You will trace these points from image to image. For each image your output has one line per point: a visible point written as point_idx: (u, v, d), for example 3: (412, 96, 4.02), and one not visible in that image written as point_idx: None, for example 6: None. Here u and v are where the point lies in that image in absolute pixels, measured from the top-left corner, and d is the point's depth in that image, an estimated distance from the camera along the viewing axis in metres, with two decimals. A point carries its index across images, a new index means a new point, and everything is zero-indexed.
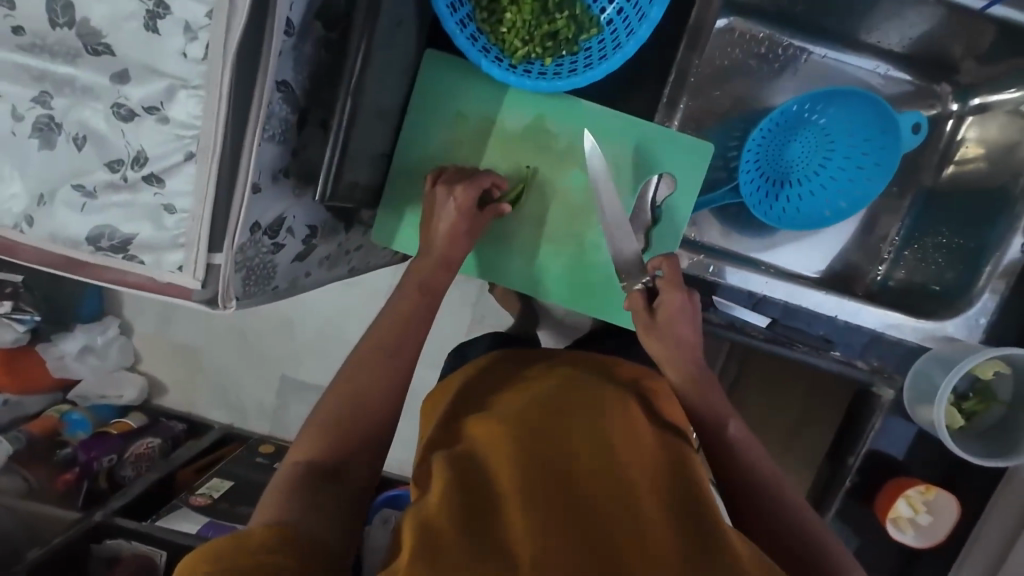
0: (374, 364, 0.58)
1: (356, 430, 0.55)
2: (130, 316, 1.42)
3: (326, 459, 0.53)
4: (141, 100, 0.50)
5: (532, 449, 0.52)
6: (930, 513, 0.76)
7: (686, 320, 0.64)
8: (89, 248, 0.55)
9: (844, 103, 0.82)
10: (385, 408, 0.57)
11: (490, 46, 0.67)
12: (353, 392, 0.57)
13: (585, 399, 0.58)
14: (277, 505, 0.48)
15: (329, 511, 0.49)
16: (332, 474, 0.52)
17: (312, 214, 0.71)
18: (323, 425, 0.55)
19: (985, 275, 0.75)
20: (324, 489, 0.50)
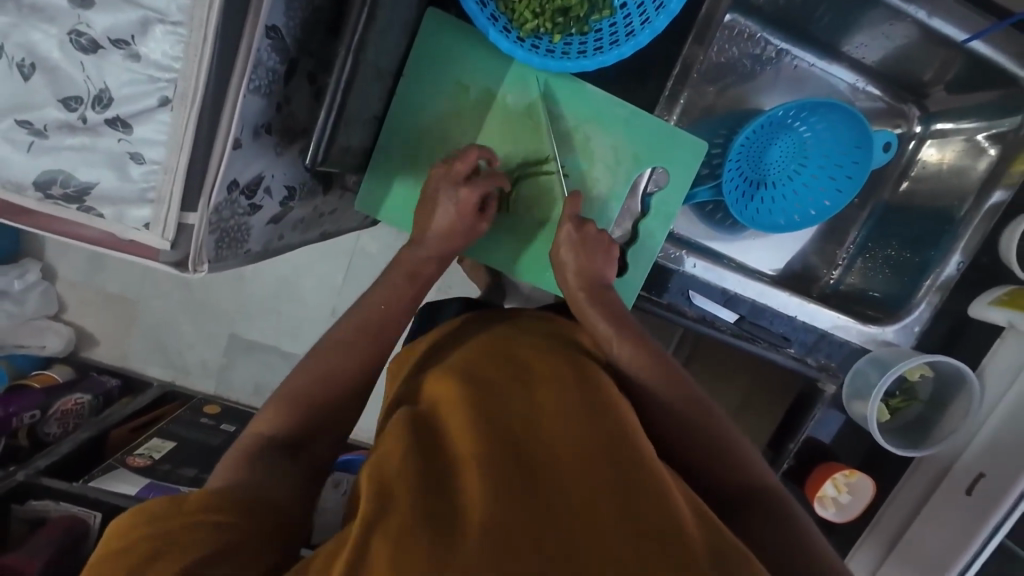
0: (333, 352, 0.58)
1: (326, 396, 0.56)
2: (54, 260, 1.28)
3: (281, 431, 0.54)
4: (106, 30, 0.44)
5: (489, 412, 0.51)
6: (850, 494, 0.85)
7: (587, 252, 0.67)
8: (36, 194, 0.48)
9: (824, 114, 0.86)
10: (347, 378, 0.57)
11: (498, 14, 0.63)
12: (325, 356, 0.58)
13: (547, 364, 0.58)
14: (228, 472, 0.49)
15: (280, 475, 0.50)
16: (293, 448, 0.53)
17: (291, 174, 0.66)
18: (281, 397, 0.56)
19: (925, 287, 0.84)
20: (278, 457, 0.51)
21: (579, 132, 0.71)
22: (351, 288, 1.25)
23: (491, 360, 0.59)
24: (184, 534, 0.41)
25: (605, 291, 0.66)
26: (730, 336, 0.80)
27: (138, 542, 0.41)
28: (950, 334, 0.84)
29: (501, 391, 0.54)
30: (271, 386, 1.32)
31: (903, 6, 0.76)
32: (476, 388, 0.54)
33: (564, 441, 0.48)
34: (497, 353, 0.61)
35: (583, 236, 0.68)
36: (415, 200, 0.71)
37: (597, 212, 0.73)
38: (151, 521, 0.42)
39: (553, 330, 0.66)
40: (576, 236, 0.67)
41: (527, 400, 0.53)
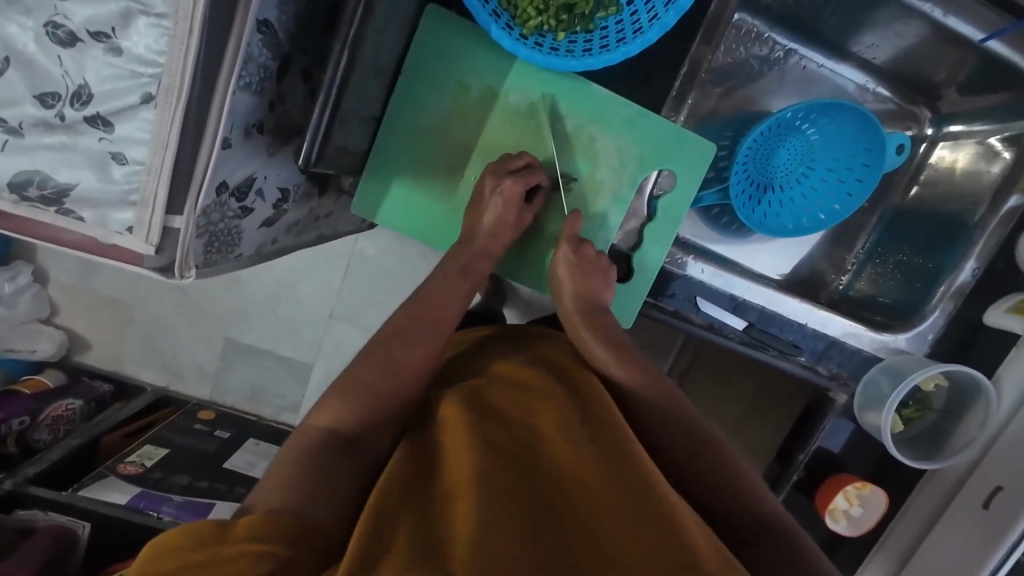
0: (391, 349, 0.56)
1: (368, 402, 0.52)
2: (45, 263, 1.25)
3: (337, 428, 0.51)
4: (85, 23, 0.41)
5: (492, 439, 0.49)
6: (861, 507, 0.83)
7: (583, 273, 0.65)
8: (12, 196, 0.46)
9: (833, 116, 0.84)
10: (392, 383, 0.54)
11: (500, 10, 0.61)
12: (384, 353, 0.56)
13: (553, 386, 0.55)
14: (281, 478, 0.45)
15: (332, 484, 0.46)
16: (352, 443, 0.50)
17: (285, 176, 0.63)
18: (343, 390, 0.54)
19: (939, 294, 0.81)
20: (334, 461, 0.48)
21: (583, 134, 0.69)
22: (348, 293, 1.23)
23: (497, 383, 0.57)
24: (236, 563, 0.38)
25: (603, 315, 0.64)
26: (737, 344, 0.78)
27: (185, 569, 0.38)
28: (965, 342, 0.82)
29: (504, 419, 0.52)
30: (265, 391, 1.29)
31: (917, 4, 0.74)
32: (479, 412, 0.52)
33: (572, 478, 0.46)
34: (501, 373, 0.58)
35: (580, 257, 0.65)
36: (414, 203, 0.69)
37: (601, 216, 0.71)
38: (201, 547, 0.38)
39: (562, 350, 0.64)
40: (574, 257, 0.65)
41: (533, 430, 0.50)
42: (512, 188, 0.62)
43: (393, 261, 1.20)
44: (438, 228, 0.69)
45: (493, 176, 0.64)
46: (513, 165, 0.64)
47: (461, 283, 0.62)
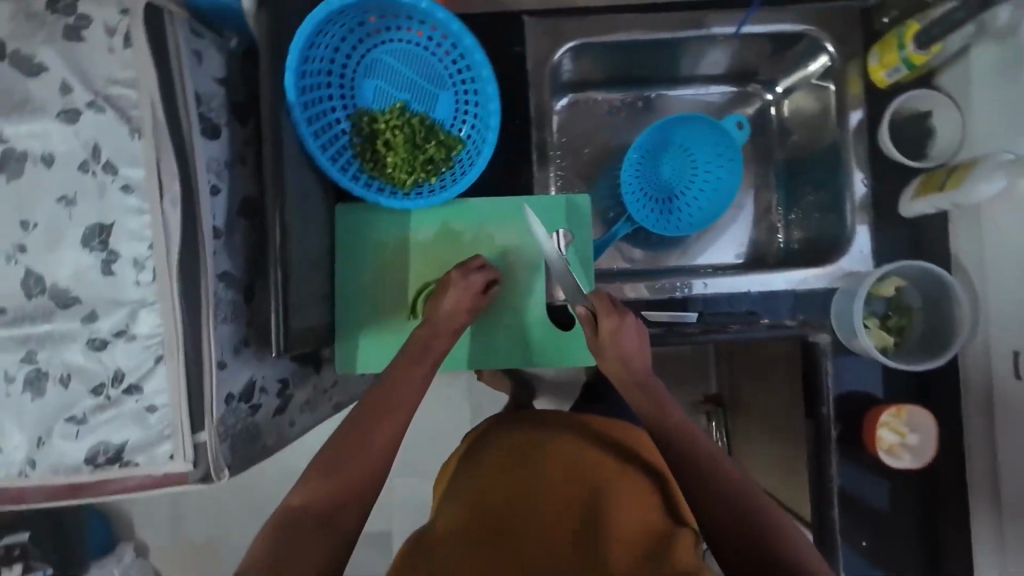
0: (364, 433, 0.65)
1: (342, 479, 0.61)
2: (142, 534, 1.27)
3: (311, 506, 0.59)
4: (110, 329, 0.61)
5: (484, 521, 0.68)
6: (917, 432, 0.80)
7: (616, 336, 0.71)
8: (88, 469, 0.61)
9: (681, 124, 0.98)
10: (367, 465, 0.63)
11: (384, 185, 0.81)
12: (351, 444, 0.64)
13: (538, 463, 0.73)
14: (263, 548, 0.54)
15: (311, 550, 0.55)
16: (324, 521, 0.58)
17: (279, 368, 0.80)
18: (319, 471, 0.62)
19: (850, 212, 0.86)
20: (312, 531, 0.56)
21: (484, 233, 0.84)
22: None
23: (502, 452, 0.75)
24: None
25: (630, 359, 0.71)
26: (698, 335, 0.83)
27: None
28: (907, 239, 0.85)
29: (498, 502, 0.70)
30: None
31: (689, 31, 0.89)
32: (479, 495, 0.71)
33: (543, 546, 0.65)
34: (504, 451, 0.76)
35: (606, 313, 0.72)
36: (382, 342, 0.84)
37: (529, 284, 0.84)
38: None
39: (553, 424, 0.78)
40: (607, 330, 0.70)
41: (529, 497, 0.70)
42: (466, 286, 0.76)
43: None
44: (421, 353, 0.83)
45: (460, 271, 0.78)
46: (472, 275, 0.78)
47: None
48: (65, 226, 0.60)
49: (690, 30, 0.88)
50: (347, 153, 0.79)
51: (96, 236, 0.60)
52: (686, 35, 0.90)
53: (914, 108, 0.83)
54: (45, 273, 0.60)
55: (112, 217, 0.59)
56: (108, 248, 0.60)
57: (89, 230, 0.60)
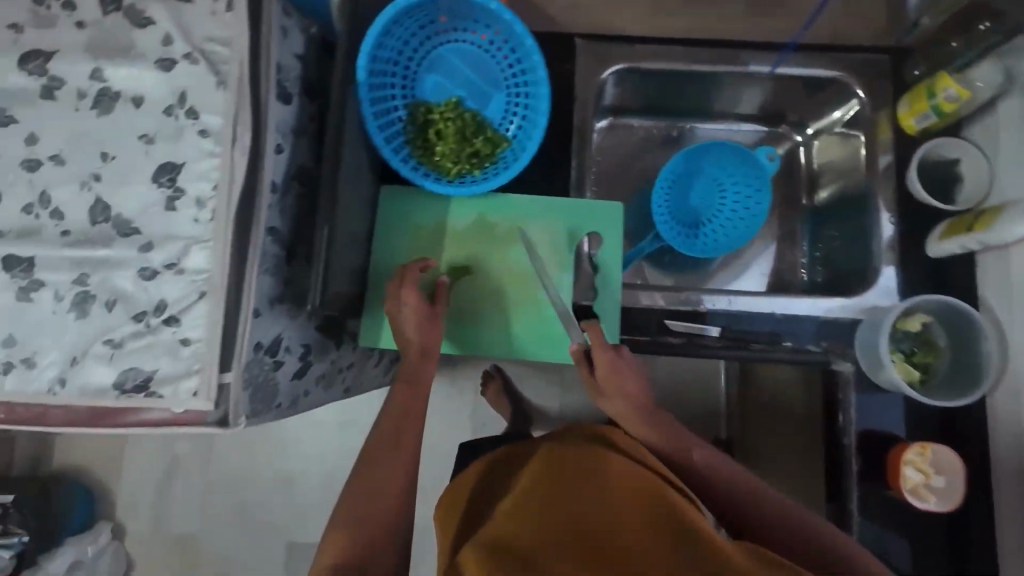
0: (371, 471, 0.69)
1: (369, 500, 0.67)
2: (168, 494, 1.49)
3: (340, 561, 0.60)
4: (162, 261, 0.64)
5: (571, 491, 0.61)
6: (943, 474, 0.78)
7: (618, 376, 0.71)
8: (115, 393, 0.62)
9: (709, 154, 1.02)
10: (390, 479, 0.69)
11: (429, 171, 0.85)
12: (377, 488, 0.68)
13: (588, 463, 0.65)
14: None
15: None
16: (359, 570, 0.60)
17: (306, 334, 0.82)
18: (352, 503, 0.67)
19: (878, 251, 0.87)
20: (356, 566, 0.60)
21: (518, 227, 0.87)
22: None
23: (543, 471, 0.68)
24: None
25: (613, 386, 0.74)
26: (721, 349, 0.83)
27: None
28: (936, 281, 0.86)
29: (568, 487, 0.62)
30: None
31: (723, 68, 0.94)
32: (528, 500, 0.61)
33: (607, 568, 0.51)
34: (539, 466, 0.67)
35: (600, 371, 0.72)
36: None
37: (555, 281, 0.86)
38: None
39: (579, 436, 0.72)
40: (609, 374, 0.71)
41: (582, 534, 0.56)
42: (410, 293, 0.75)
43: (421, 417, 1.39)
44: (454, 338, 0.86)
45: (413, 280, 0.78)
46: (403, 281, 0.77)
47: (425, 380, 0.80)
48: (141, 162, 0.64)
49: (762, 67, 0.93)
50: (399, 139, 0.84)
51: (166, 173, 0.64)
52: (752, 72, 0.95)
53: (942, 155, 0.87)
54: (112, 204, 0.64)
55: (185, 157, 0.64)
56: (175, 184, 0.64)
57: (161, 167, 0.64)
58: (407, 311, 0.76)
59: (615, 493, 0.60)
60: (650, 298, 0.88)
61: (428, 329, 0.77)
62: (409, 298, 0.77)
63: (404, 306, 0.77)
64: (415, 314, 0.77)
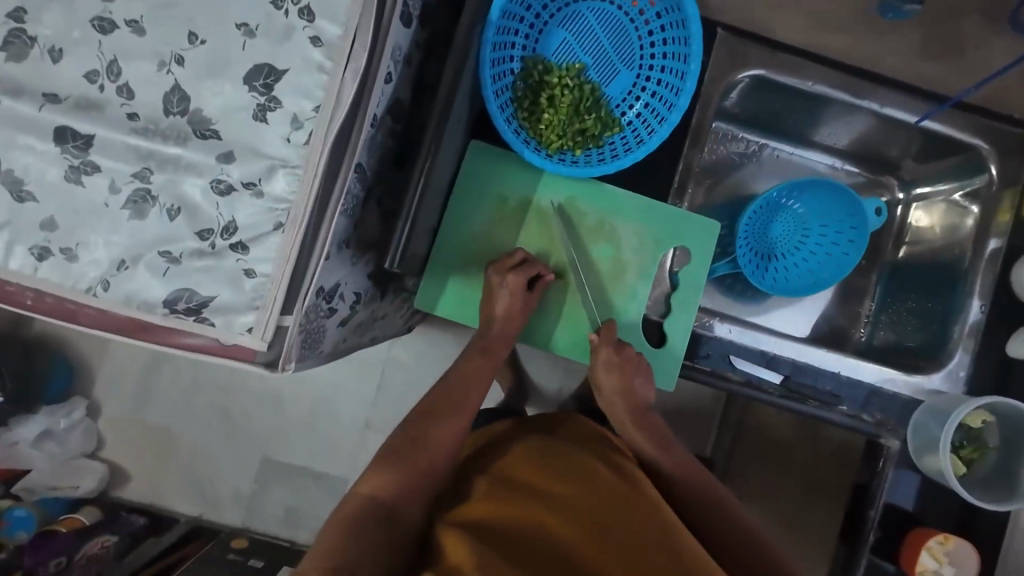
0: (428, 426, 0.68)
1: (405, 468, 0.64)
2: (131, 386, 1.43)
3: (377, 497, 0.61)
4: (241, 177, 0.56)
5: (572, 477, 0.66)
6: (955, 565, 0.79)
7: (619, 367, 0.77)
8: (162, 311, 0.56)
9: (812, 191, 0.96)
10: (430, 457, 0.66)
11: (530, 138, 0.77)
12: (415, 446, 0.66)
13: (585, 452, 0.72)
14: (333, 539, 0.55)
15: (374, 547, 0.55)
16: (388, 514, 0.59)
17: (359, 282, 0.75)
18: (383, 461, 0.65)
19: (957, 335, 0.85)
20: (376, 524, 0.57)
21: (607, 223, 0.81)
22: (383, 401, 1.35)
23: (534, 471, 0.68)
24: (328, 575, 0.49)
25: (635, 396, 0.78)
26: (779, 397, 0.81)
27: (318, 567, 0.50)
28: (1001, 379, 0.84)
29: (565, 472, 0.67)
30: (301, 514, 1.37)
31: (853, 100, 0.88)
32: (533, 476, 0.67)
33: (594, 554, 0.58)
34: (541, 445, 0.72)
35: (621, 356, 0.77)
36: (468, 296, 0.82)
37: (632, 289, 0.82)
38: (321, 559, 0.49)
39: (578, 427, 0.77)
40: (616, 358, 0.77)
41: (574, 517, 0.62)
42: (515, 280, 0.76)
43: (426, 364, 1.34)
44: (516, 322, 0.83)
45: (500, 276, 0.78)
46: (506, 264, 0.78)
47: (481, 365, 0.78)
48: (235, 56, 0.55)
49: (906, 113, 0.88)
50: (506, 95, 0.76)
51: (262, 77, 0.55)
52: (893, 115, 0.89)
53: None
54: (192, 96, 0.55)
55: (288, 65, 0.55)
56: (271, 93, 0.55)
57: (257, 68, 0.55)
58: (505, 295, 0.76)
59: (613, 499, 0.63)
60: (720, 328, 0.86)
61: (514, 317, 0.78)
62: (513, 283, 0.76)
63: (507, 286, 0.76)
64: (511, 297, 0.76)
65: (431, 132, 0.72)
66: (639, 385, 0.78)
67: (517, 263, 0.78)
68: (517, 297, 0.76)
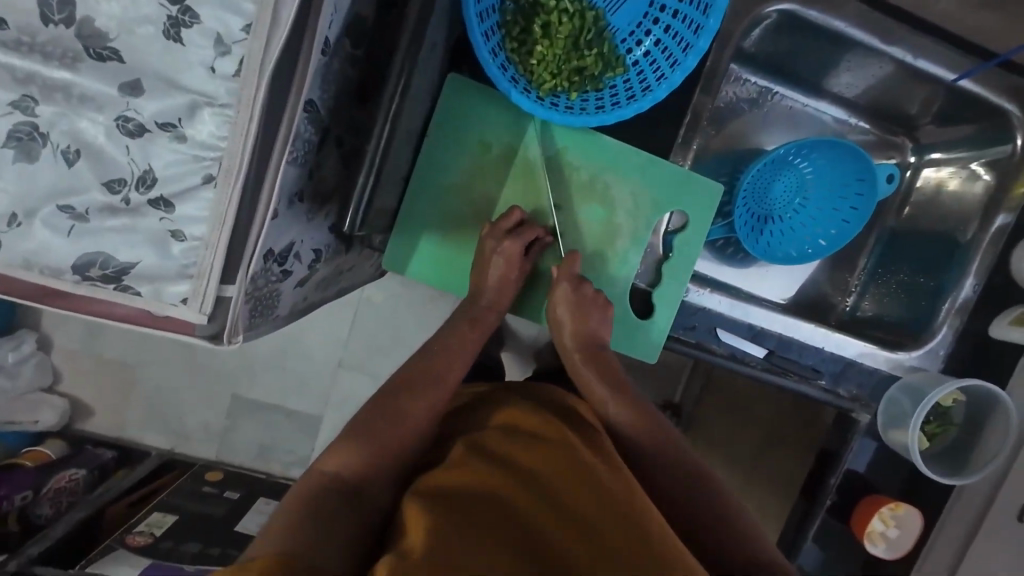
0: (402, 401, 0.61)
1: (371, 441, 0.57)
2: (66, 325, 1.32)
3: (344, 475, 0.54)
4: (155, 115, 0.44)
5: (544, 442, 0.57)
6: (900, 528, 0.83)
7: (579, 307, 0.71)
8: (73, 277, 0.47)
9: (824, 151, 0.88)
10: (399, 438, 0.59)
11: (518, 76, 0.66)
12: (379, 418, 0.59)
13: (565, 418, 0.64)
14: (285, 522, 0.47)
15: (331, 530, 0.48)
16: (353, 492, 0.53)
17: (319, 237, 0.66)
18: (349, 440, 0.57)
19: (944, 312, 0.84)
20: (340, 504, 0.51)
21: (600, 180, 0.74)
22: (356, 341, 1.30)
23: (514, 439, 0.58)
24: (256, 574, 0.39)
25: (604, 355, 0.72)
26: (761, 371, 0.80)
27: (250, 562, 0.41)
28: (978, 356, 0.84)
29: (541, 435, 0.58)
30: (274, 448, 1.34)
31: (881, 45, 0.79)
32: (506, 442, 0.58)
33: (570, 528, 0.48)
34: (517, 410, 0.63)
35: (581, 295, 0.72)
36: (442, 255, 0.75)
37: (622, 255, 0.76)
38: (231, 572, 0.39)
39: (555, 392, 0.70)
40: (574, 295, 0.71)
41: (550, 484, 0.52)
42: (512, 247, 0.70)
43: (400, 306, 1.28)
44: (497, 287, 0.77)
45: (491, 238, 0.71)
46: (499, 230, 0.71)
47: (467, 337, 0.71)
48: None
49: (941, 70, 0.80)
50: (492, 20, 0.64)
51: None
52: (925, 72, 0.81)
53: None
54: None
55: None
56: (184, 3, 0.42)
57: None
58: (499, 262, 0.71)
59: (593, 467, 0.54)
60: (709, 300, 0.82)
61: (508, 287, 0.73)
62: (507, 249, 0.70)
63: (501, 252, 0.70)
64: (504, 266, 0.70)
65: (400, 61, 0.60)
66: (602, 329, 0.73)
67: (512, 226, 0.72)
68: (513, 264, 0.71)
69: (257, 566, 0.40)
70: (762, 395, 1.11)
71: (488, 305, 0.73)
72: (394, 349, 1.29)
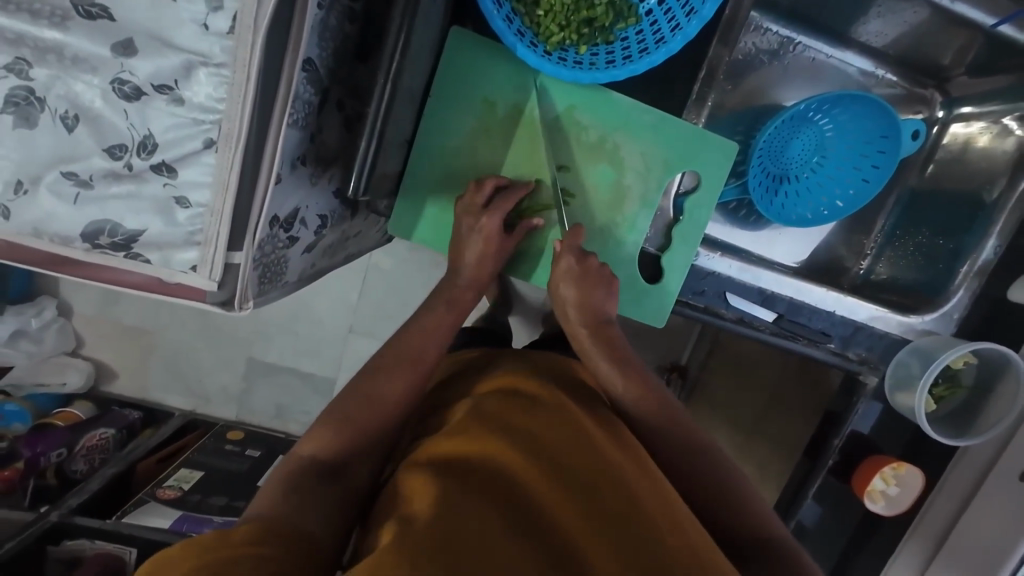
0: (375, 380, 0.63)
1: (357, 420, 0.60)
2: (83, 292, 1.34)
3: (322, 455, 0.57)
4: (150, 76, 0.43)
5: (539, 410, 0.58)
6: (900, 486, 0.84)
7: (580, 280, 0.70)
8: (84, 245, 0.48)
9: (847, 106, 0.83)
10: (381, 416, 0.61)
11: (524, 28, 0.63)
12: (370, 389, 0.62)
13: (563, 381, 0.64)
14: (272, 497, 0.50)
15: (314, 504, 0.51)
16: (335, 471, 0.56)
17: (324, 203, 0.66)
18: (329, 419, 0.60)
19: (962, 275, 0.82)
20: (323, 481, 0.54)
21: (609, 141, 0.72)
22: (366, 305, 1.31)
23: (510, 403, 0.59)
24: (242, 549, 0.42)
25: (608, 326, 0.69)
26: (768, 335, 0.80)
27: (230, 535, 0.43)
28: (995, 321, 0.82)
29: (537, 401, 0.59)
30: (291, 409, 1.38)
31: None
32: (503, 408, 0.58)
33: (562, 496, 0.49)
34: (508, 378, 0.64)
35: (583, 268, 0.70)
36: (447, 222, 0.75)
37: (631, 219, 0.74)
38: (209, 552, 0.40)
39: (551, 359, 0.70)
40: (576, 268, 0.70)
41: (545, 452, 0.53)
42: (502, 215, 0.68)
43: (409, 270, 1.28)
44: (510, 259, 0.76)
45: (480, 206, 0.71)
46: (481, 201, 0.70)
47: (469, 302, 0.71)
48: None
49: (978, 14, 0.74)
50: None
51: None
52: (961, 15, 0.75)
53: None
54: None
55: None
56: None
57: None
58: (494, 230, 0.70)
59: (586, 438, 0.55)
60: (720, 265, 0.80)
61: (506, 254, 0.72)
62: (498, 218, 0.69)
63: (492, 222, 0.69)
64: (495, 238, 0.70)
65: (399, 13, 0.57)
66: (608, 305, 0.70)
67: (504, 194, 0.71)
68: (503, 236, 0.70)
69: (240, 534, 0.43)
70: (767, 355, 1.12)
71: (495, 271, 0.73)
72: (406, 312, 1.30)
